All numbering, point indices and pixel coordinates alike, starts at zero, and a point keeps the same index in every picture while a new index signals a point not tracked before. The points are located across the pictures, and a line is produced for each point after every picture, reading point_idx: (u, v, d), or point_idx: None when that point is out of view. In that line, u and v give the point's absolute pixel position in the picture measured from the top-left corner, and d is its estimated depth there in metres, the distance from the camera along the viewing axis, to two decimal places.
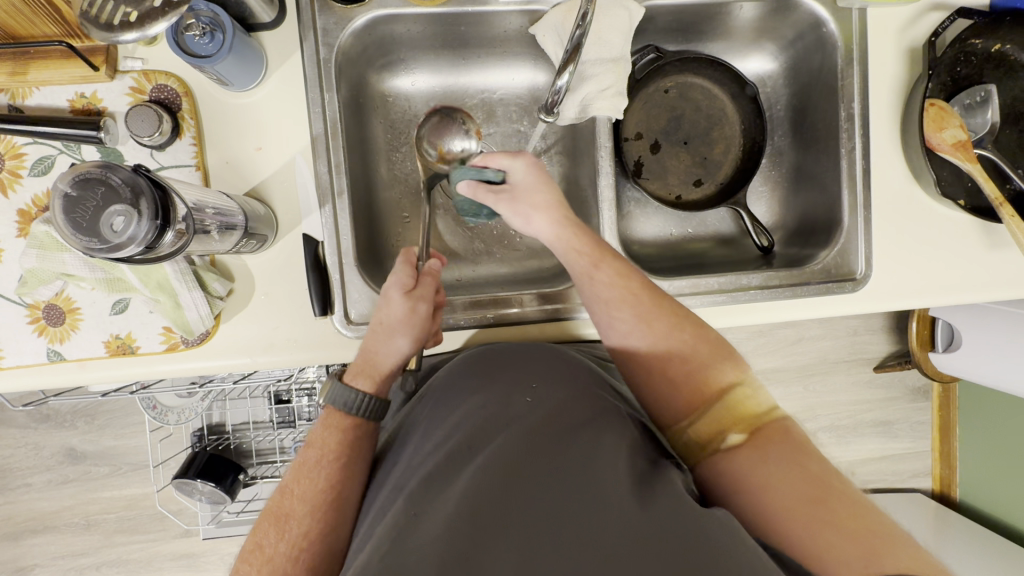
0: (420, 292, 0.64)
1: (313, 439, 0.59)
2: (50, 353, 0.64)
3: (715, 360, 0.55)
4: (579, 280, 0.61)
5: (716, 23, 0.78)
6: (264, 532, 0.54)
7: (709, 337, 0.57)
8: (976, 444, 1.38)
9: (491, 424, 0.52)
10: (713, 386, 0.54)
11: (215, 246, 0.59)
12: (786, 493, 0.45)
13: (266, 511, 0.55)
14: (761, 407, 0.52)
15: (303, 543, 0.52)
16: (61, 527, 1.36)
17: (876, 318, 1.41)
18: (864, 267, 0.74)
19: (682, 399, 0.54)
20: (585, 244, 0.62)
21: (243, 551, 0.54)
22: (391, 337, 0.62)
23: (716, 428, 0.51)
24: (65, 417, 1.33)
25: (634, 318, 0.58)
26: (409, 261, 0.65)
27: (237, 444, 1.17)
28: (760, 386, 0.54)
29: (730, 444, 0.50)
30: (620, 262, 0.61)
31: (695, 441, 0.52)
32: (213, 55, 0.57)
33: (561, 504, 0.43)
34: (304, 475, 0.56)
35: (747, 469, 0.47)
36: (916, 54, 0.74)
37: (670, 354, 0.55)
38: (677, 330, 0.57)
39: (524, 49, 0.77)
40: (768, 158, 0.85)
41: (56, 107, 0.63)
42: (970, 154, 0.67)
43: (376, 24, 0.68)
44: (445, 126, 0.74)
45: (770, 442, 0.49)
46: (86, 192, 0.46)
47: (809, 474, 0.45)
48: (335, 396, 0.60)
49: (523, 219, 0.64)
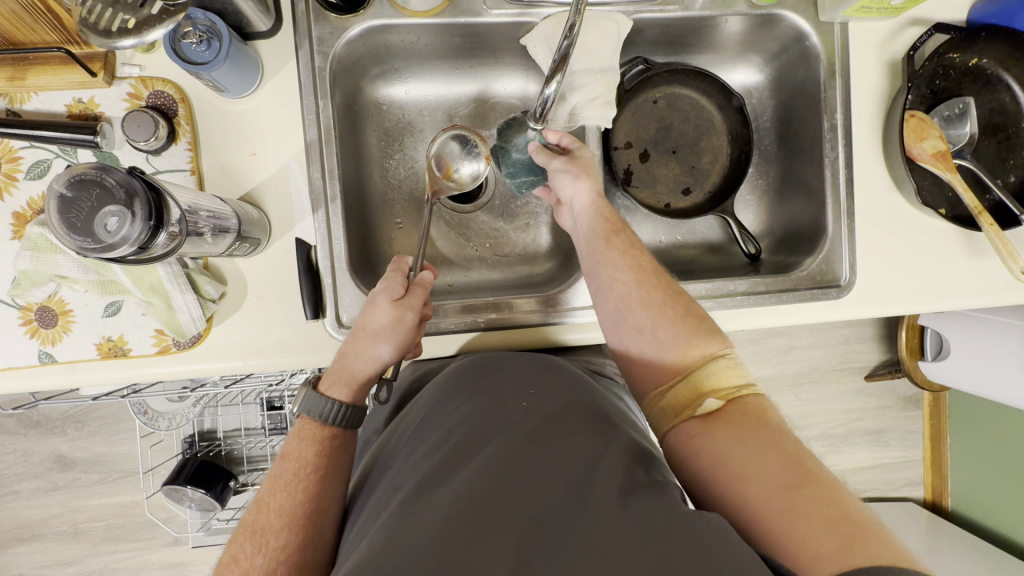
0: (408, 302, 0.64)
1: (289, 451, 0.59)
2: (42, 355, 0.64)
3: (702, 331, 0.57)
4: (592, 242, 0.65)
5: (703, 36, 0.80)
6: (241, 545, 0.54)
7: (699, 316, 0.59)
8: (967, 453, 1.39)
9: (486, 427, 0.53)
10: (698, 353, 0.55)
11: (208, 248, 0.60)
12: (754, 459, 0.46)
13: (242, 525, 0.56)
14: (737, 381, 0.53)
15: (281, 556, 0.53)
16: (48, 535, 1.35)
17: (866, 327, 1.42)
18: (849, 273, 0.75)
19: (665, 364, 0.56)
20: (611, 218, 0.66)
21: (221, 564, 0.54)
22: (373, 344, 0.62)
23: (693, 394, 0.53)
24: (55, 423, 1.32)
25: (636, 283, 0.61)
26: (402, 271, 0.66)
27: (229, 450, 1.17)
28: (740, 362, 0.55)
29: (706, 410, 0.52)
30: (631, 238, 0.65)
31: (672, 408, 0.54)
32: (209, 62, 0.59)
33: (551, 510, 0.44)
34: (282, 487, 0.56)
35: (722, 451, 0.48)
36: (896, 67, 0.76)
37: (662, 320, 0.58)
38: (671, 300, 0.60)
39: (516, 59, 0.78)
40: (755, 168, 0.87)
41: (53, 112, 0.64)
42: (950, 164, 0.70)
43: (370, 35, 0.70)
44: (457, 146, 0.74)
45: (745, 419, 0.50)
46: (82, 193, 0.47)
47: (781, 449, 0.47)
48: (311, 405, 0.61)
49: (570, 177, 0.67)
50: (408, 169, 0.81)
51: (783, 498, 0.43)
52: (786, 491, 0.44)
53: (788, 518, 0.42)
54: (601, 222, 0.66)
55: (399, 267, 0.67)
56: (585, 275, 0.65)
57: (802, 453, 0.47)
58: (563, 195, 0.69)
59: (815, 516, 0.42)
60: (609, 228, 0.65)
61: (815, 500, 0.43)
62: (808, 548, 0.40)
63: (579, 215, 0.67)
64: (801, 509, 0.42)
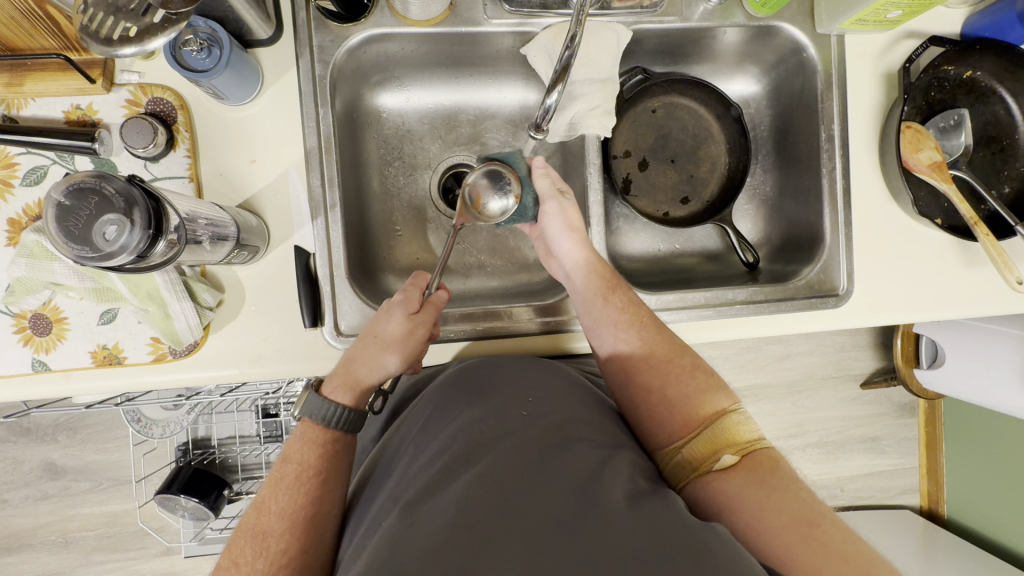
0: (422, 317, 0.65)
1: (290, 454, 0.58)
2: (35, 363, 0.64)
3: (710, 387, 0.59)
4: (592, 299, 0.67)
5: (701, 46, 0.80)
6: (241, 549, 0.53)
7: (704, 371, 0.60)
8: (963, 460, 1.40)
9: (487, 435, 0.52)
10: (707, 411, 0.57)
11: (206, 256, 0.59)
12: (775, 500, 0.48)
13: (242, 528, 0.55)
14: (751, 435, 0.54)
15: (282, 561, 0.52)
16: (37, 545, 1.32)
17: (861, 335, 1.43)
18: (846, 282, 0.76)
19: (677, 422, 0.57)
20: (607, 274, 0.68)
21: (221, 567, 0.53)
22: (382, 354, 0.62)
23: (709, 449, 0.53)
24: (46, 431, 1.30)
25: (638, 341, 0.63)
26: (419, 287, 0.67)
27: (223, 458, 1.15)
28: (750, 417, 0.56)
29: (724, 464, 0.52)
30: (629, 294, 0.67)
31: (688, 461, 0.54)
32: (210, 70, 0.59)
33: (557, 517, 0.43)
34: (283, 491, 0.56)
35: (738, 492, 0.49)
36: (892, 79, 0.77)
37: (667, 379, 0.60)
38: (676, 359, 0.61)
39: (515, 68, 0.79)
40: (752, 178, 0.87)
41: (51, 118, 0.64)
42: (946, 174, 0.70)
43: (371, 43, 0.70)
44: (492, 180, 0.72)
45: (761, 467, 0.51)
46: (81, 201, 0.47)
47: (802, 503, 0.48)
48: (313, 409, 0.60)
49: (563, 231, 0.70)
50: (407, 177, 0.81)
51: (800, 530, 0.46)
52: (805, 526, 0.46)
53: (809, 548, 0.45)
54: (597, 277, 0.67)
55: (417, 283, 0.67)
56: (586, 332, 0.68)
57: (814, 502, 0.49)
58: (556, 248, 0.71)
59: (834, 550, 0.44)
60: (604, 288, 0.67)
61: (831, 535, 0.45)
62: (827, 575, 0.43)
63: (572, 273, 0.69)
64: (820, 544, 0.45)
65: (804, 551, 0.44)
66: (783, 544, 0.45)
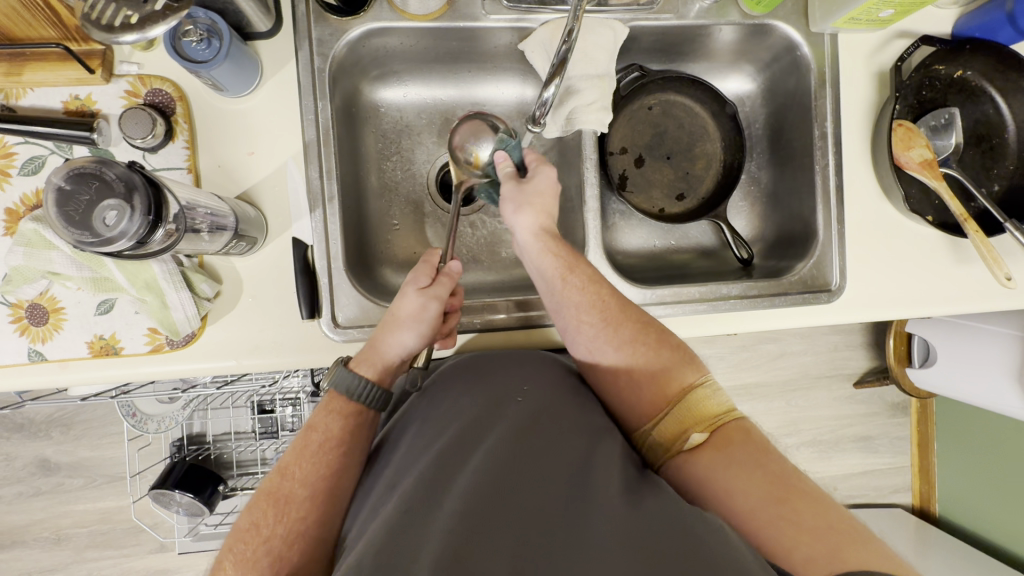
0: (436, 291, 0.64)
1: (317, 423, 0.58)
2: (31, 353, 0.64)
3: (676, 361, 0.57)
4: (551, 282, 0.64)
5: (698, 44, 0.81)
6: (261, 512, 0.52)
7: (672, 341, 0.59)
8: (955, 459, 1.41)
9: (485, 423, 0.53)
10: (675, 385, 0.55)
11: (204, 246, 0.60)
12: (748, 482, 0.47)
13: (262, 492, 0.54)
14: (721, 407, 0.53)
15: (302, 527, 0.52)
16: (29, 542, 1.32)
17: (854, 335, 1.44)
18: (839, 278, 0.77)
19: (647, 400, 0.56)
20: (562, 252, 0.65)
21: (237, 531, 0.52)
22: (399, 330, 0.63)
23: (679, 427, 0.53)
24: (40, 427, 1.30)
25: (602, 321, 0.61)
26: (431, 263, 0.67)
27: (217, 454, 1.15)
28: (720, 389, 0.55)
29: (693, 444, 0.51)
30: (590, 272, 0.64)
31: (660, 442, 0.54)
32: (209, 60, 0.59)
33: (555, 508, 0.44)
34: (307, 458, 0.56)
35: (712, 479, 0.48)
36: (884, 77, 0.78)
37: (632, 358, 0.58)
38: (640, 336, 0.59)
39: (513, 64, 0.79)
40: (747, 175, 0.88)
41: (49, 108, 0.64)
42: (936, 172, 0.71)
43: (370, 37, 0.70)
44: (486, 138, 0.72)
45: (731, 443, 0.50)
46: (81, 186, 0.48)
47: (772, 481, 0.47)
48: (339, 380, 0.60)
49: (512, 208, 0.67)
50: (406, 171, 0.82)
51: (771, 511, 0.45)
52: (775, 506, 0.45)
53: (778, 530, 0.44)
54: (563, 251, 0.65)
55: (429, 260, 0.68)
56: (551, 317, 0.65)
57: (785, 471, 0.48)
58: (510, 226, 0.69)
59: (803, 530, 0.43)
60: (569, 262, 0.64)
61: (801, 513, 0.44)
62: (797, 556, 0.42)
63: (526, 252, 0.67)
64: (791, 522, 0.44)
65: (771, 534, 0.44)
66: (763, 530, 0.44)
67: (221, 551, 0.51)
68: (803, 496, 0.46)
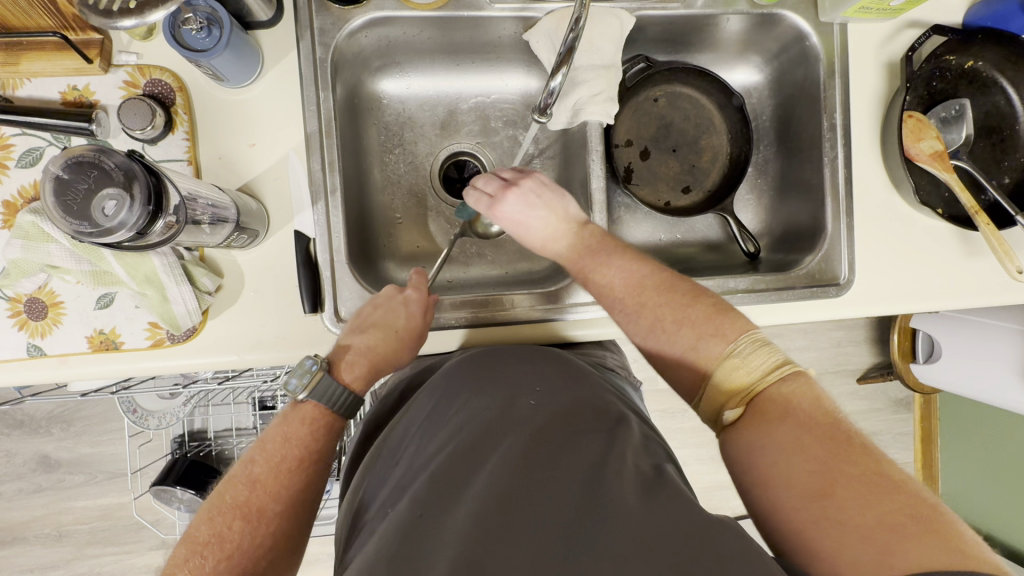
0: (429, 315, 0.68)
1: (293, 435, 0.56)
2: (30, 348, 0.63)
3: (701, 335, 0.55)
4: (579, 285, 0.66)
5: (704, 34, 0.80)
6: (228, 524, 0.50)
7: (693, 314, 0.56)
8: (960, 454, 1.40)
9: (495, 424, 0.51)
10: (702, 364, 0.54)
11: (205, 239, 0.58)
12: (789, 472, 0.44)
13: (226, 502, 0.52)
14: (753, 375, 0.51)
15: (270, 543, 0.51)
16: (30, 539, 1.31)
17: (858, 330, 1.43)
18: (847, 272, 0.75)
19: (686, 379, 0.56)
20: (577, 255, 0.66)
21: (194, 541, 0.49)
22: (405, 349, 0.65)
23: (717, 405, 0.53)
24: (39, 423, 1.29)
25: (624, 316, 0.61)
26: (420, 286, 0.68)
27: (218, 450, 1.14)
28: (752, 352, 0.52)
29: (732, 420, 0.51)
30: (604, 266, 0.63)
31: (710, 419, 0.54)
32: (209, 49, 0.58)
33: (571, 512, 0.43)
34: (282, 473, 0.54)
35: (750, 463, 0.47)
36: (894, 68, 0.77)
37: (659, 345, 0.57)
38: (659, 321, 0.58)
39: (517, 55, 0.78)
40: (754, 168, 0.87)
41: (46, 99, 0.63)
42: (947, 164, 0.70)
43: (373, 26, 0.69)
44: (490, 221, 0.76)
45: (768, 421, 0.48)
46: (80, 175, 0.47)
47: (813, 473, 0.43)
48: (326, 389, 0.59)
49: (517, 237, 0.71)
50: (409, 164, 0.81)
51: (810, 504, 0.42)
52: (815, 500, 0.42)
53: (815, 525, 0.41)
54: (578, 252, 0.66)
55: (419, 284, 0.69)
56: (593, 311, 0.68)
57: (835, 458, 0.43)
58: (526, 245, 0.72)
59: (848, 527, 0.40)
60: (588, 261, 0.65)
61: (845, 507, 0.41)
62: (841, 554, 0.39)
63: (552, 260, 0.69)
64: (831, 517, 0.40)
65: (813, 529, 0.41)
66: (802, 525, 0.42)
67: (175, 558, 0.48)
68: (852, 487, 0.41)
